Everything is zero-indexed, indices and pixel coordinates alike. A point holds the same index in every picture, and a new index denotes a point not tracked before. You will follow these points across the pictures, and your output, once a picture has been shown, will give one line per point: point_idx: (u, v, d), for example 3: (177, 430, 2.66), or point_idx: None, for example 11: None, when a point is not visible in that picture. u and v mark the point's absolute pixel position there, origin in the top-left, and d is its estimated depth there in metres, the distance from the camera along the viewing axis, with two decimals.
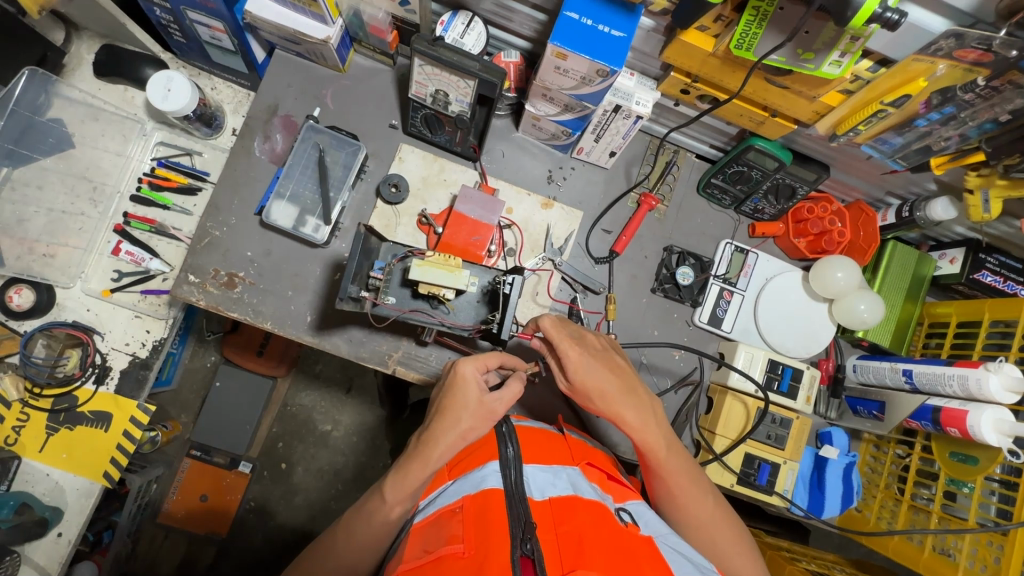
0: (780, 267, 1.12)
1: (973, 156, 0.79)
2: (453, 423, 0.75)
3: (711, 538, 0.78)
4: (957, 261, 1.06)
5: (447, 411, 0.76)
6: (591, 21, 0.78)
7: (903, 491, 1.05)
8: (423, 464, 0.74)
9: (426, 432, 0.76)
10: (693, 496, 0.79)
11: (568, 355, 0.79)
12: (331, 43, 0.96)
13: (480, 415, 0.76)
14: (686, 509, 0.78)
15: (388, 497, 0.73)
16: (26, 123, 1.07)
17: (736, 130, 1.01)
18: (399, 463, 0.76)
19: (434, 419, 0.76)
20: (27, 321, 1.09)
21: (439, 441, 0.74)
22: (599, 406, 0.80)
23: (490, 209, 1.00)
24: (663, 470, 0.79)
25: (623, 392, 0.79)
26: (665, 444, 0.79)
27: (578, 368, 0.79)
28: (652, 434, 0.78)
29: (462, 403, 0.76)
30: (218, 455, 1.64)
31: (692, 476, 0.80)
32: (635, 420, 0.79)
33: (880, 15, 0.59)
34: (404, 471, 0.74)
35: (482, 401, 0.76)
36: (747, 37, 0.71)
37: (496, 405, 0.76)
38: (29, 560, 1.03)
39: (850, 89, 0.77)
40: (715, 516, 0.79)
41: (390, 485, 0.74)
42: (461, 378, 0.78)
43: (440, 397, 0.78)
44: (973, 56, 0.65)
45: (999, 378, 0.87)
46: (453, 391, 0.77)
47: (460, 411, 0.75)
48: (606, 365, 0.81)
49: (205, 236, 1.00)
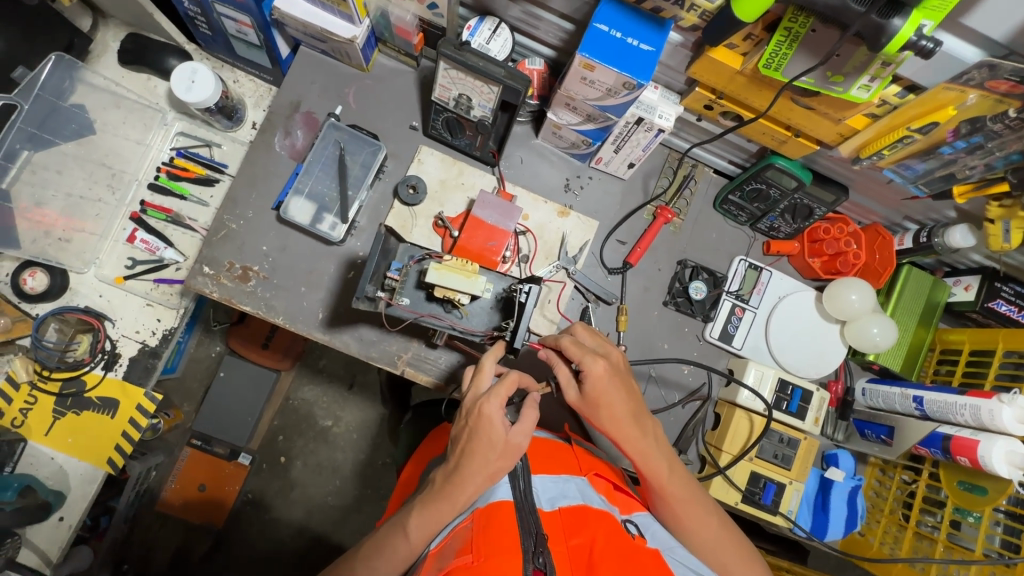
0: (794, 286, 1.12)
1: (997, 186, 0.79)
2: (481, 467, 0.71)
3: (721, 556, 0.78)
4: (972, 289, 1.06)
5: (473, 454, 0.72)
6: (620, 33, 0.78)
7: (907, 517, 1.04)
8: (453, 506, 0.71)
9: (453, 474, 0.72)
10: (697, 519, 0.78)
11: (592, 369, 0.78)
12: (356, 43, 0.97)
13: (506, 454, 0.72)
14: (688, 530, 0.78)
15: (413, 536, 0.71)
16: (50, 108, 1.07)
17: (757, 147, 1.01)
18: (423, 498, 0.74)
19: (461, 461, 0.72)
20: (39, 304, 1.10)
21: (469, 485, 0.71)
22: (605, 421, 0.80)
23: (507, 216, 0.99)
24: (670, 493, 0.78)
25: (632, 414, 0.79)
26: (668, 468, 0.79)
27: (597, 384, 0.78)
28: (658, 455, 0.79)
29: (488, 445, 0.71)
30: (219, 445, 1.62)
31: (696, 498, 0.79)
32: (638, 441, 0.79)
33: (914, 43, 0.59)
34: (431, 510, 0.71)
35: (508, 441, 0.72)
36: (777, 57, 0.71)
37: (522, 440, 0.73)
38: (29, 543, 1.04)
39: (875, 114, 0.77)
40: (721, 538, 0.79)
41: (415, 521, 0.72)
42: (485, 418, 0.73)
43: (464, 437, 0.74)
44: (1004, 87, 0.65)
45: (1011, 410, 0.86)
46: (478, 432, 0.72)
47: (487, 454, 0.71)
48: (623, 385, 0.80)
49: (221, 228, 1.00)
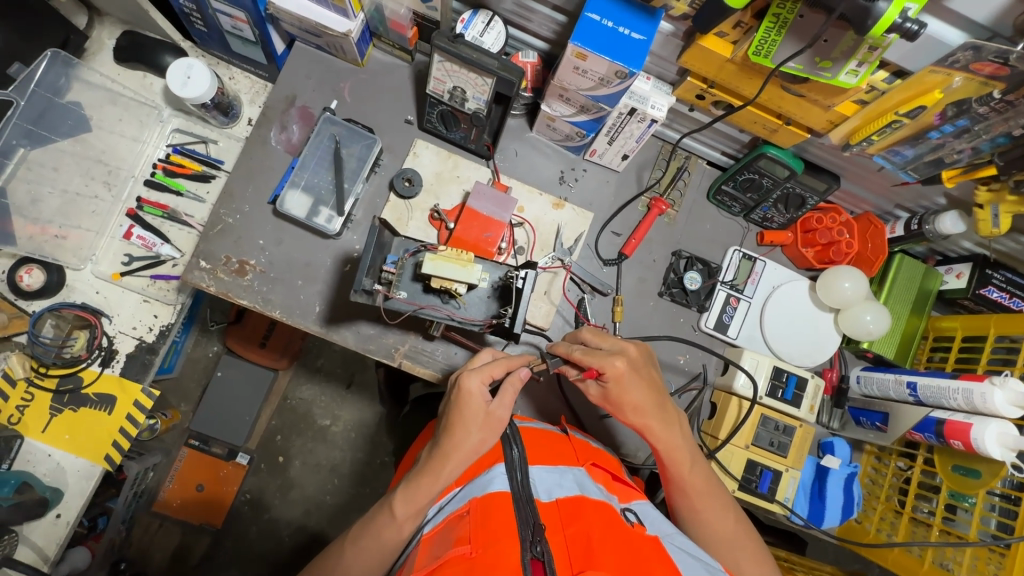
0: (787, 275, 1.13)
1: (984, 170, 0.80)
2: (464, 439, 0.76)
3: (733, 552, 0.80)
4: (964, 276, 1.07)
5: (456, 428, 0.76)
6: (612, 23, 0.80)
7: (903, 503, 1.05)
8: (435, 480, 0.75)
9: (439, 449, 0.77)
10: (713, 511, 0.81)
11: (612, 370, 0.78)
12: (351, 37, 0.97)
13: (488, 426, 0.77)
14: (705, 524, 0.81)
15: (399, 514, 0.75)
16: (45, 105, 1.07)
17: (749, 138, 1.03)
18: (409, 478, 0.78)
19: (444, 436, 0.77)
20: (36, 301, 1.09)
21: (452, 458, 0.76)
22: (629, 415, 0.82)
23: (503, 206, 1.01)
24: (688, 488, 0.81)
25: (656, 407, 0.81)
26: (690, 460, 0.82)
27: (618, 383, 0.78)
28: (680, 450, 0.81)
29: (470, 416, 0.77)
30: (217, 445, 1.63)
31: (713, 492, 0.82)
32: (664, 435, 0.81)
33: (899, 25, 0.60)
34: (415, 487, 0.75)
35: (489, 412, 0.78)
36: (766, 43, 0.72)
37: (503, 412, 0.78)
38: (26, 540, 1.03)
39: (864, 100, 0.79)
40: (736, 534, 0.81)
41: (400, 500, 0.76)
42: (466, 393, 0.78)
43: (448, 411, 0.79)
44: (989, 69, 0.66)
45: (1004, 393, 0.87)
46: (461, 406, 0.78)
47: (468, 425, 0.77)
48: (645, 381, 0.80)
49: (218, 222, 1.00)
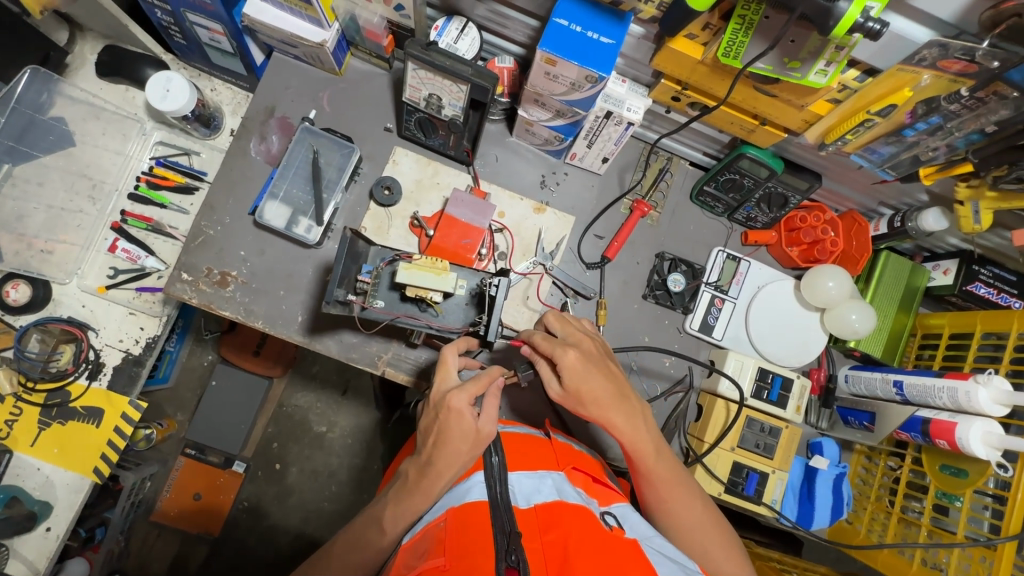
0: (773, 275, 1.12)
1: (960, 167, 0.79)
2: (455, 456, 0.74)
3: (704, 542, 0.79)
4: (951, 273, 1.06)
5: (445, 444, 0.74)
6: (581, 28, 0.79)
7: (893, 503, 1.04)
8: (426, 496, 0.75)
9: (428, 466, 0.75)
10: (678, 496, 0.80)
11: (565, 361, 0.78)
12: (327, 47, 0.97)
13: (477, 443, 0.75)
14: (673, 513, 0.79)
15: (388, 528, 0.75)
16: (28, 121, 1.10)
17: (729, 138, 1.02)
18: (396, 491, 0.77)
19: (433, 452, 0.75)
20: (22, 315, 1.10)
21: (443, 475, 0.74)
22: (591, 409, 0.80)
23: (480, 213, 1.02)
24: (652, 477, 0.80)
25: (616, 399, 0.80)
26: (655, 449, 0.81)
27: (573, 374, 0.78)
28: (642, 438, 0.80)
29: (460, 436, 0.74)
30: (212, 454, 1.65)
31: (678, 478, 0.81)
32: (626, 427, 0.80)
33: (862, 25, 0.59)
34: (403, 501, 0.75)
35: (479, 429, 0.75)
36: (734, 45, 0.72)
37: (491, 428, 0.77)
38: (17, 554, 1.04)
39: (837, 98, 0.78)
40: (703, 522, 0.80)
41: (390, 515, 0.75)
42: (454, 411, 0.76)
43: (435, 429, 0.76)
44: (957, 67, 0.66)
45: (988, 391, 0.86)
46: (449, 423, 0.75)
47: (459, 444, 0.74)
48: (601, 370, 0.80)
49: (199, 234, 1.01)
